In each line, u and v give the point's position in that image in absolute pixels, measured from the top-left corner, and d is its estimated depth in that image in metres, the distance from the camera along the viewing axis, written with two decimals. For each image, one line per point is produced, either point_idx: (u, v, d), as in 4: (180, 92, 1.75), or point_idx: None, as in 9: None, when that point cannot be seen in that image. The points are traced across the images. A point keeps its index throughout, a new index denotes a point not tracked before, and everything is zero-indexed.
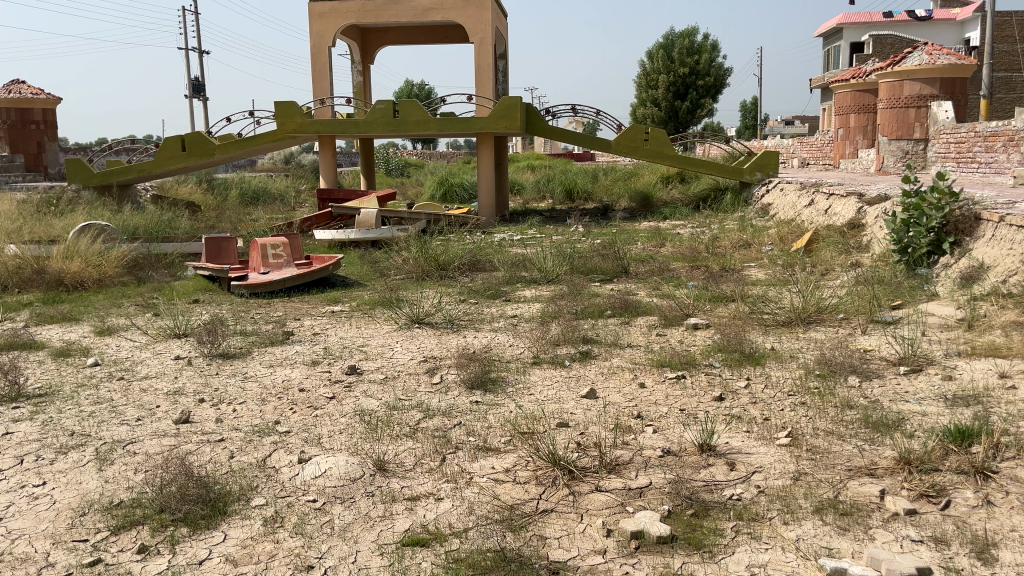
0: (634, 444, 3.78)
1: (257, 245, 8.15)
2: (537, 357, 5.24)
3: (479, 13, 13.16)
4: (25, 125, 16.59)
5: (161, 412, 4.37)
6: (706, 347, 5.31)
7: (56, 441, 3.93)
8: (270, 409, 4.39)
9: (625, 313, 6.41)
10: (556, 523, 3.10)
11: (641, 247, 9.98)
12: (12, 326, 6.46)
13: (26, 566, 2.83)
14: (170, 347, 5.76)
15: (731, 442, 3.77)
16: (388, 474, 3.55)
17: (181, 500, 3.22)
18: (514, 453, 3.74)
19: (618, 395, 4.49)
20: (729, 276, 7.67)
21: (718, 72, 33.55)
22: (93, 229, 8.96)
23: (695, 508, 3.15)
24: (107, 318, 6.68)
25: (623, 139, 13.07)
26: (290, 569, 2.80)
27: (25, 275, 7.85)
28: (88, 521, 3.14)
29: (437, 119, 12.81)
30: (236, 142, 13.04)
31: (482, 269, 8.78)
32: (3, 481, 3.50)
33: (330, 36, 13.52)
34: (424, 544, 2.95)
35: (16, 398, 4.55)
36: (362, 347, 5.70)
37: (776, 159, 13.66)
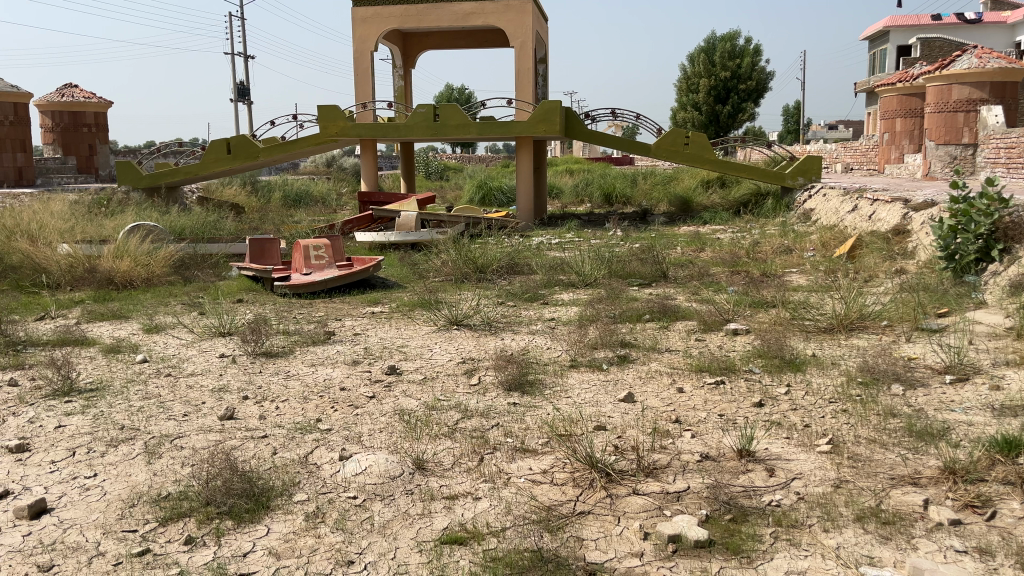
0: (672, 448, 3.77)
1: (300, 246, 8.28)
2: (575, 361, 5.25)
3: (519, 17, 13.15)
4: (77, 128, 17.11)
5: (206, 408, 4.48)
6: (747, 353, 5.26)
7: (106, 435, 4.04)
8: (312, 407, 4.48)
9: (664, 317, 6.38)
10: (593, 524, 3.12)
11: (681, 251, 9.94)
12: (65, 322, 6.66)
13: (78, 555, 2.92)
14: (215, 345, 5.90)
15: (771, 448, 3.75)
16: (427, 473, 3.59)
17: (227, 494, 3.29)
18: (552, 454, 3.76)
19: (656, 399, 4.48)
20: (770, 281, 7.60)
21: (761, 75, 33.15)
22: (142, 229, 9.19)
23: (733, 513, 3.13)
24: (154, 316, 6.85)
25: (663, 144, 13.00)
26: (331, 563, 2.85)
27: (77, 274, 8.09)
28: (137, 512, 3.23)
29: (477, 123, 12.89)
30: (280, 145, 13.26)
31: (520, 271, 8.82)
32: (56, 472, 3.62)
33: (373, 41, 13.71)
34: (462, 542, 2.98)
35: (68, 392, 4.69)
36: (402, 348, 5.77)
37: (819, 164, 13.52)
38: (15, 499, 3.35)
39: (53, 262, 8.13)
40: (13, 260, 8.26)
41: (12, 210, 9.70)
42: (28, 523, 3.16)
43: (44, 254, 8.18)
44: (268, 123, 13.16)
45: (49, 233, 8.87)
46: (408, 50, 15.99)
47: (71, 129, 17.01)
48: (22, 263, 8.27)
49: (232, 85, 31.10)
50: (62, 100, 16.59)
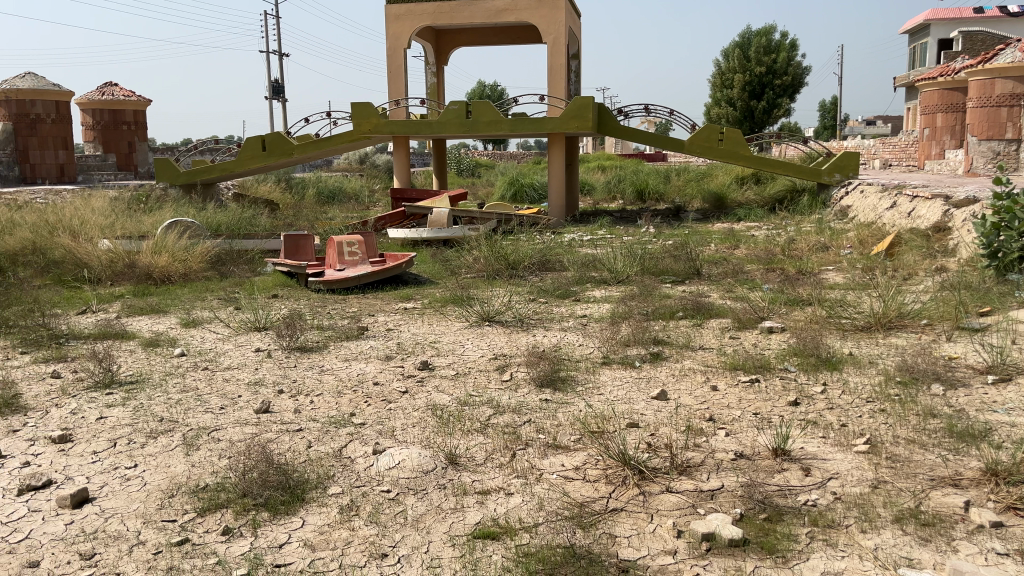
0: (706, 447, 3.74)
1: (334, 242, 8.34)
2: (607, 358, 5.23)
3: (553, 13, 13.13)
4: (117, 125, 17.41)
5: (242, 401, 4.54)
6: (782, 351, 5.21)
7: (146, 426, 4.12)
8: (346, 402, 4.52)
9: (697, 314, 6.34)
10: (626, 521, 3.11)
11: (715, 249, 9.85)
12: (106, 316, 6.79)
13: (119, 544, 2.98)
14: (250, 339, 5.97)
15: (807, 447, 3.70)
16: (459, 468, 3.61)
17: (263, 486, 3.34)
18: (584, 451, 3.75)
19: (689, 397, 4.45)
20: (806, 279, 7.51)
21: (797, 70, 32.69)
22: (179, 225, 9.34)
23: (768, 512, 3.10)
24: (192, 311, 6.95)
25: (697, 140, 12.88)
26: (365, 556, 2.88)
27: (117, 269, 8.26)
28: (176, 503, 3.29)
29: (509, 119, 12.87)
30: (314, 142, 13.37)
31: (552, 268, 8.82)
32: (98, 463, 3.69)
33: (406, 38, 13.79)
34: (495, 537, 2.99)
35: (109, 384, 4.79)
36: (434, 343, 5.80)
37: (857, 160, 13.26)
38: (59, 488, 3.43)
39: (94, 257, 8.29)
40: (56, 255, 8.45)
41: (54, 206, 9.92)
42: (70, 512, 3.22)
43: (86, 249, 8.35)
44: (302, 120, 13.28)
45: (90, 229, 9.05)
46: (441, 47, 16.04)
47: (112, 127, 17.33)
48: (64, 258, 8.45)
49: (267, 82, 31.45)
50: (103, 99, 16.92)
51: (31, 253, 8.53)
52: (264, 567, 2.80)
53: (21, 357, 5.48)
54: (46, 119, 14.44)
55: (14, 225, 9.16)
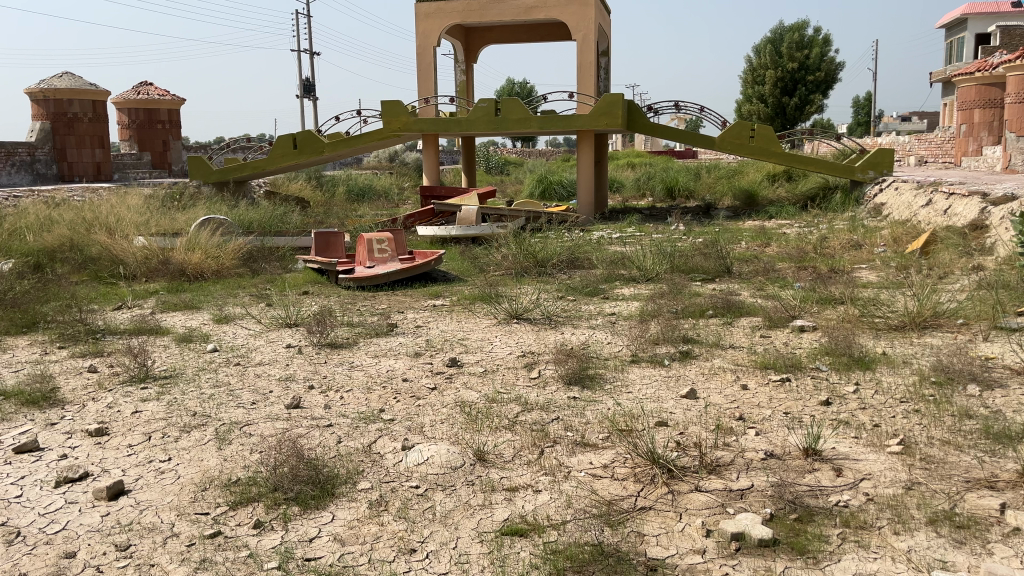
0: (735, 446, 3.72)
1: (364, 240, 8.39)
2: (636, 356, 5.21)
3: (582, 10, 13.10)
4: (152, 124, 17.69)
5: (274, 397, 4.60)
6: (814, 350, 5.15)
7: (180, 421, 4.19)
8: (375, 398, 4.55)
9: (727, 313, 6.29)
10: (654, 520, 3.09)
11: (746, 247, 9.76)
12: (140, 312, 6.91)
13: (153, 535, 3.03)
14: (282, 336, 6.03)
15: (838, 447, 3.66)
16: (487, 465, 3.62)
17: (293, 480, 3.38)
18: (612, 450, 3.74)
19: (719, 395, 4.42)
20: (838, 277, 7.42)
21: (830, 66, 32.24)
22: (213, 223, 9.48)
23: (799, 513, 3.07)
24: (224, 307, 7.04)
25: (728, 136, 12.77)
26: (394, 551, 2.90)
27: (152, 266, 8.38)
28: (208, 496, 3.34)
29: (539, 117, 12.85)
30: (344, 140, 13.47)
31: (580, 266, 8.81)
32: (133, 456, 3.76)
33: (435, 36, 13.83)
34: (523, 534, 3.00)
35: (144, 379, 4.87)
36: (462, 341, 5.83)
37: (892, 157, 13.05)
38: (94, 480, 3.51)
39: (129, 253, 8.43)
40: (93, 252, 8.61)
41: (91, 204, 10.11)
42: (106, 504, 3.29)
43: (121, 246, 8.49)
44: (333, 118, 13.39)
45: (125, 226, 9.20)
46: (470, 45, 16.08)
47: (147, 126, 17.64)
48: (100, 255, 8.60)
49: (298, 81, 31.72)
50: (138, 98, 17.22)
51: (68, 249, 8.70)
52: (295, 561, 2.83)
53: (59, 352, 5.59)
54: (83, 118, 14.73)
55: (53, 223, 9.35)
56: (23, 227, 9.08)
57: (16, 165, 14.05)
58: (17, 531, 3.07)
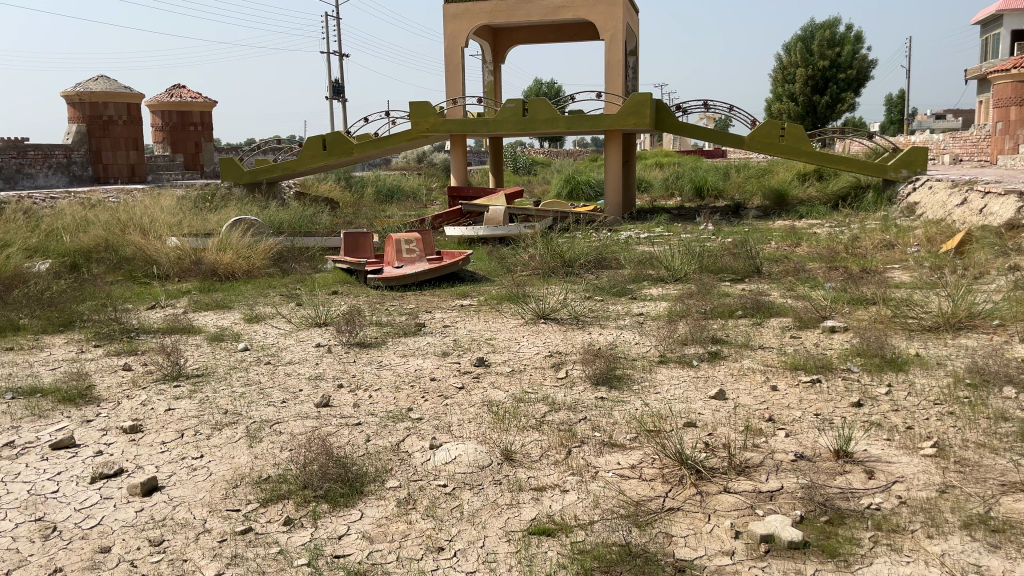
0: (765, 447, 3.68)
1: (392, 240, 8.44)
2: (664, 356, 5.19)
3: (610, 9, 13.05)
4: (184, 126, 17.96)
5: (304, 395, 4.65)
6: (844, 351, 5.10)
7: (211, 418, 4.25)
8: (403, 397, 4.58)
9: (757, 313, 6.23)
10: (682, 521, 3.08)
11: (775, 246, 9.67)
12: (174, 312, 7.02)
13: (186, 531, 3.08)
14: (312, 335, 6.10)
15: (870, 449, 3.61)
16: (515, 464, 3.63)
17: (323, 478, 3.41)
18: (640, 450, 3.73)
19: (748, 397, 4.38)
20: (870, 277, 7.32)
21: (862, 64, 31.79)
22: (244, 224, 9.59)
23: (829, 515, 3.04)
24: (255, 307, 7.13)
25: (758, 135, 12.65)
26: (422, 549, 2.92)
27: (185, 266, 8.50)
28: (239, 493, 3.38)
29: (566, 117, 12.82)
30: (373, 141, 13.55)
31: (608, 266, 8.79)
32: (166, 453, 3.82)
33: (464, 36, 13.87)
34: (550, 534, 3.00)
35: (177, 377, 4.94)
36: (490, 340, 5.83)
37: (925, 155, 12.86)
38: (129, 477, 3.57)
39: (162, 253, 8.56)
40: (127, 253, 8.76)
41: (125, 205, 10.28)
42: (141, 499, 3.35)
43: (155, 246, 8.62)
44: (362, 119, 13.48)
45: (159, 227, 9.34)
46: (498, 45, 16.11)
47: (179, 128, 17.89)
48: (134, 255, 8.74)
49: (328, 82, 32.00)
50: (171, 101, 17.45)
51: (103, 249, 8.86)
52: (324, 558, 2.86)
53: (95, 350, 5.70)
54: (118, 121, 14.97)
55: (88, 224, 9.53)
56: (60, 228, 9.26)
57: (53, 168, 14.33)
58: (53, 526, 3.14)
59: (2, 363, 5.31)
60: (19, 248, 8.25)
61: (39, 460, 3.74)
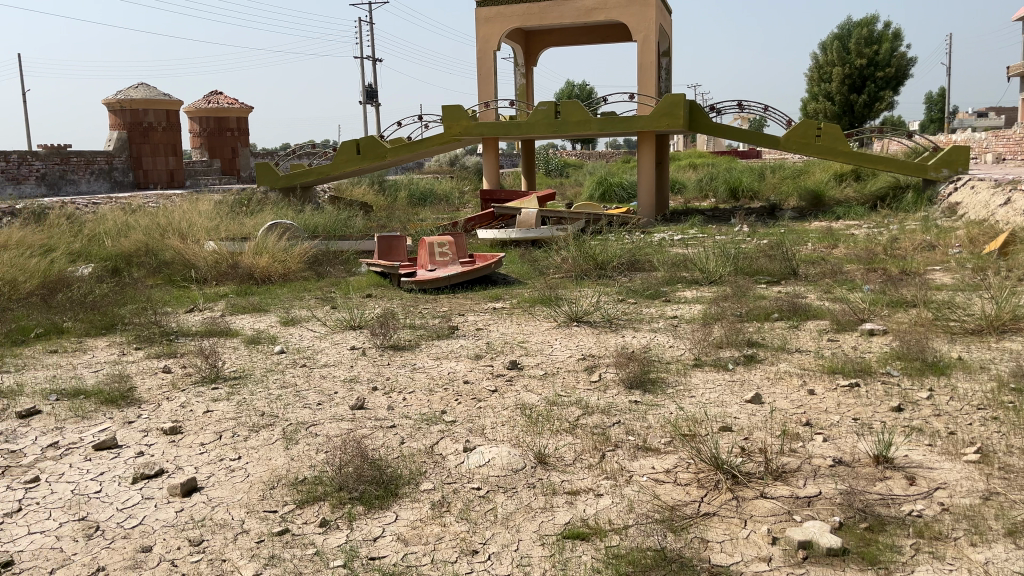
0: (802, 452, 3.63)
1: (425, 243, 8.48)
2: (699, 359, 5.15)
3: (643, 11, 12.99)
4: (221, 132, 18.25)
5: (339, 398, 4.69)
6: (884, 354, 5.01)
7: (249, 420, 4.30)
8: (437, 399, 4.60)
9: (793, 316, 6.14)
10: (718, 526, 3.05)
11: (811, 248, 9.54)
12: (211, 315, 7.13)
13: (225, 531, 3.13)
14: (346, 338, 6.15)
15: (911, 455, 3.54)
16: (548, 468, 3.62)
17: (357, 480, 3.43)
18: (675, 454, 3.70)
19: (785, 401, 4.33)
20: (910, 279, 7.18)
21: (901, 62, 31.20)
22: (279, 228, 9.71)
23: (869, 522, 2.99)
24: (291, 310, 7.21)
25: (793, 135, 12.49)
26: (456, 551, 2.93)
27: (222, 269, 8.61)
28: (276, 494, 3.42)
29: (599, 118, 12.78)
30: (407, 145, 13.64)
31: (641, 268, 8.73)
32: (204, 454, 3.88)
33: (496, 40, 13.91)
34: (585, 538, 2.99)
35: (215, 379, 5.02)
36: (523, 343, 5.83)
37: (967, 154, 12.58)
38: (168, 478, 3.63)
39: (201, 257, 8.69)
40: (167, 257, 8.91)
41: (165, 210, 10.48)
42: (180, 500, 3.40)
43: (193, 250, 8.76)
44: (395, 124, 13.59)
45: (197, 231, 9.49)
46: (530, 48, 16.13)
47: (216, 133, 18.20)
48: (173, 260, 8.89)
49: (361, 87, 32.30)
50: (208, 107, 17.74)
51: (143, 254, 9.04)
52: (360, 559, 2.88)
53: (135, 353, 5.81)
54: (158, 127, 15.33)
55: (129, 228, 9.72)
56: (102, 233, 9.47)
57: (95, 174, 14.65)
58: (96, 525, 3.20)
59: (47, 366, 5.44)
60: (63, 253, 8.46)
61: (82, 461, 3.82)
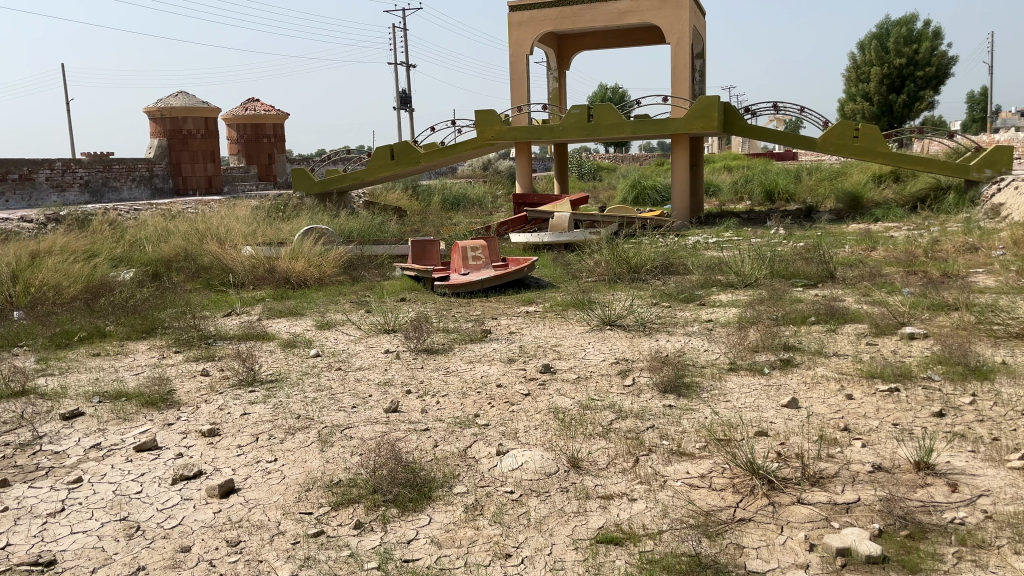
0: (840, 458, 3.58)
1: (458, 247, 8.51)
2: (734, 363, 5.10)
3: (676, 12, 12.92)
4: (258, 138, 18.51)
5: (373, 401, 4.72)
6: (925, 358, 4.92)
7: (284, 423, 4.36)
8: (470, 403, 4.61)
9: (831, 320, 6.06)
10: (754, 532, 3.01)
11: (849, 251, 9.40)
12: (248, 319, 7.23)
13: (261, 533, 3.16)
14: (380, 341, 6.19)
15: (953, 461, 3.47)
16: (582, 472, 3.61)
17: (392, 483, 3.46)
18: (710, 459, 3.67)
19: (822, 405, 4.26)
20: (952, 282, 7.04)
21: (942, 61, 30.61)
22: (315, 232, 9.83)
23: (910, 529, 2.93)
24: (326, 314, 7.29)
25: (830, 136, 12.30)
26: (490, 555, 2.93)
27: (258, 273, 8.72)
28: (311, 496, 3.46)
29: (632, 121, 12.72)
30: (440, 149, 13.71)
31: (675, 271, 8.66)
32: (242, 456, 3.93)
33: (528, 44, 13.93)
34: (618, 542, 2.98)
35: (252, 382, 5.09)
36: (556, 347, 5.83)
37: (1011, 154, 12.24)
38: (207, 479, 3.68)
39: (238, 262, 8.82)
40: (205, 261, 9.06)
41: (204, 216, 10.66)
42: (217, 501, 3.46)
43: (231, 255, 8.88)
44: (428, 129, 13.66)
45: (234, 236, 9.63)
46: (563, 53, 16.13)
47: (253, 140, 18.46)
48: (212, 265, 9.03)
49: (396, 93, 32.58)
50: (246, 114, 18.02)
51: (183, 259, 9.19)
52: (393, 562, 2.89)
53: (175, 356, 5.91)
54: (197, 135, 15.58)
55: (169, 234, 9.91)
56: (143, 239, 9.67)
57: (137, 180, 14.95)
58: (137, 526, 3.26)
59: (90, 369, 5.55)
60: (105, 258, 8.65)
61: (124, 462, 3.90)
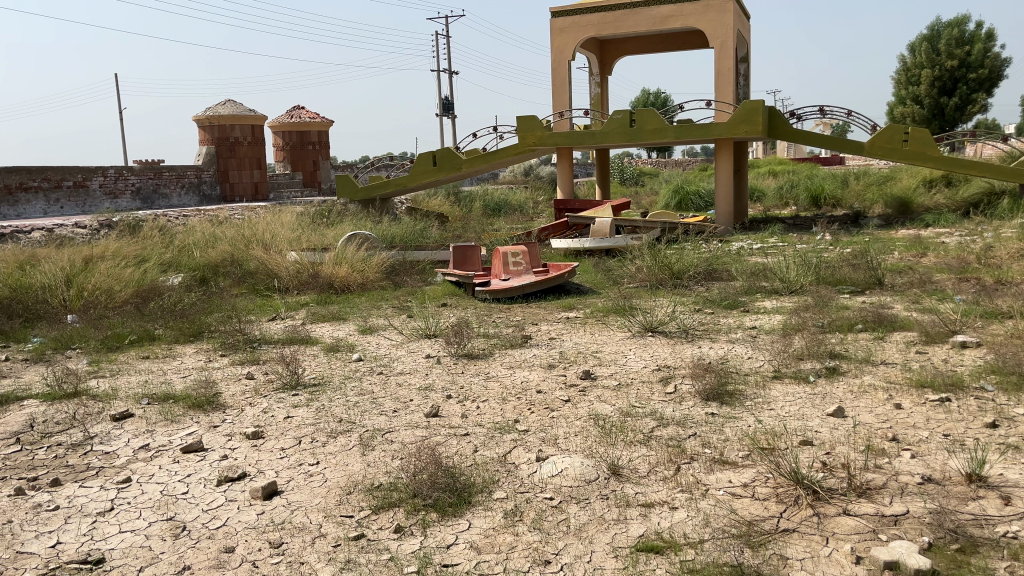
0: (888, 469, 3.49)
1: (499, 253, 8.52)
2: (779, 371, 5.01)
3: (720, 16, 12.81)
4: (303, 146, 18.80)
5: (414, 405, 4.75)
6: (977, 368, 4.78)
7: (327, 426, 4.41)
8: (510, 408, 4.61)
9: (879, 328, 5.92)
10: (798, 543, 2.96)
11: (898, 257, 9.19)
12: (293, 323, 7.33)
13: (304, 535, 3.20)
14: (422, 346, 6.23)
15: (1006, 474, 3.36)
16: (623, 480, 3.58)
17: (432, 487, 3.47)
18: (752, 468, 3.61)
19: (869, 415, 4.17)
20: (1006, 289, 6.83)
21: (996, 63, 29.68)
22: (358, 238, 9.95)
23: (961, 543, 2.85)
24: (368, 318, 7.37)
25: (879, 141, 12.04)
26: (529, 561, 2.92)
27: (303, 278, 8.85)
28: (353, 499, 3.49)
29: (675, 126, 12.58)
30: (482, 155, 13.74)
31: (718, 278, 8.56)
32: (285, 459, 3.99)
33: (570, 50, 13.92)
34: (659, 551, 2.94)
35: (295, 386, 5.16)
36: (597, 353, 5.80)
37: None
38: (251, 481, 3.74)
39: (283, 267, 8.95)
40: (251, 267, 9.20)
41: (250, 222, 10.85)
42: (261, 503, 3.50)
43: (276, 260, 9.02)
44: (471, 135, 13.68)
45: (279, 241, 9.78)
46: (605, 58, 16.09)
47: (298, 147, 18.75)
48: (257, 269, 9.16)
49: (439, 100, 32.83)
50: (291, 121, 18.33)
51: (229, 264, 9.37)
52: (433, 566, 2.90)
53: (221, 359, 6.02)
54: (244, 142, 15.95)
55: (216, 239, 10.10)
56: (192, 244, 9.88)
57: (185, 187, 15.31)
58: (183, 526, 3.32)
59: (140, 371, 5.68)
60: (154, 263, 8.85)
61: (171, 463, 3.98)
